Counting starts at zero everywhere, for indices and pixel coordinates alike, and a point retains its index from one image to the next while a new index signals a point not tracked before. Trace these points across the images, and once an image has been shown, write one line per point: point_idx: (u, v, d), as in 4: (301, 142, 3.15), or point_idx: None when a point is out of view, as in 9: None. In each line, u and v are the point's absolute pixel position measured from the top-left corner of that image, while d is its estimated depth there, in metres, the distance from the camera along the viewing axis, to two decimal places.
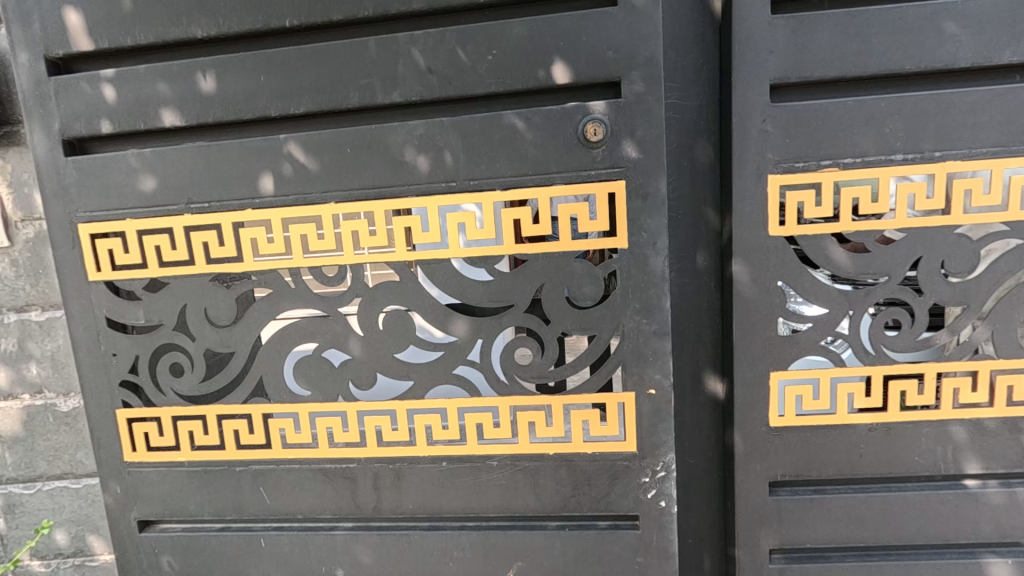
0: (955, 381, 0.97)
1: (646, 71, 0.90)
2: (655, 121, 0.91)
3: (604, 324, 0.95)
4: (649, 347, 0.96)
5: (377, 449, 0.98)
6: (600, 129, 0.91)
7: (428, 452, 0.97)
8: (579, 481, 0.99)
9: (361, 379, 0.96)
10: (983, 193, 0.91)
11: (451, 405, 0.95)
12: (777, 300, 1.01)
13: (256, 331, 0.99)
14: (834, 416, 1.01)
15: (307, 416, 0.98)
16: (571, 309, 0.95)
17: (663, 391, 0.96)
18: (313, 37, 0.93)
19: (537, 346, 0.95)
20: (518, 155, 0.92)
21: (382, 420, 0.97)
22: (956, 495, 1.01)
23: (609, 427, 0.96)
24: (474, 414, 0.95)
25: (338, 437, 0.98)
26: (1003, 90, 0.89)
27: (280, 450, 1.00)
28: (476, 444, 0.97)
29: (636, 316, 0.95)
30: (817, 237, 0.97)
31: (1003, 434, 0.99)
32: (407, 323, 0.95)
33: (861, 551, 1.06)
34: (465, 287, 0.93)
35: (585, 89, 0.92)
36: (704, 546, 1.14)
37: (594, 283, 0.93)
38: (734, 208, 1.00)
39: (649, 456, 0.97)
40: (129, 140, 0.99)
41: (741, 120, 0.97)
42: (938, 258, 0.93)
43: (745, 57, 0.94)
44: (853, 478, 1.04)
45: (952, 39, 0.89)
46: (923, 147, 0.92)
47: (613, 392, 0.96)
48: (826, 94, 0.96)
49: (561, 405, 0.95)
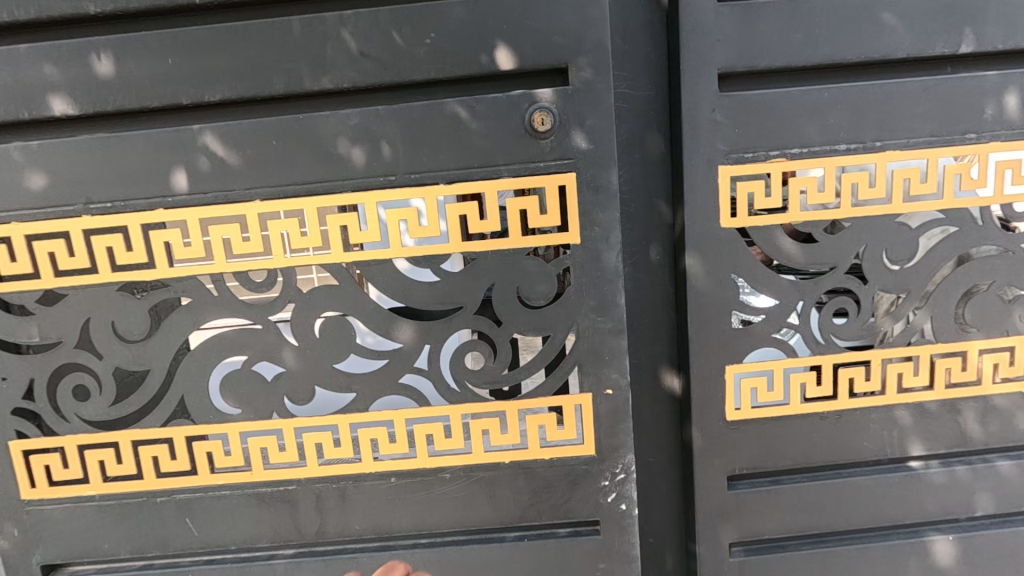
0: (898, 366, 1.04)
1: (595, 56, 0.84)
2: (606, 109, 0.85)
3: (558, 324, 0.91)
4: (603, 348, 0.92)
5: (315, 468, 0.95)
6: (548, 118, 0.85)
7: (374, 468, 0.95)
8: (537, 489, 0.96)
9: (297, 393, 0.92)
10: (920, 182, 0.97)
11: (398, 416, 0.93)
12: (730, 294, 1.00)
13: (175, 347, 0.93)
14: (788, 406, 1.04)
15: (237, 437, 0.93)
16: (523, 309, 0.90)
17: (620, 391, 0.93)
18: (229, 15, 0.84)
19: (489, 350, 0.92)
20: (461, 144, 0.86)
21: (322, 438, 0.94)
22: (901, 477, 1.08)
23: (566, 432, 0.94)
24: (423, 425, 0.93)
25: (273, 458, 0.94)
26: (933, 82, 0.96)
27: (208, 476, 0.95)
28: (426, 456, 0.94)
29: (592, 314, 0.92)
30: (768, 229, 0.99)
31: (943, 415, 1.07)
32: (347, 331, 0.90)
33: (816, 538, 1.11)
34: (409, 288, 0.89)
35: (531, 75, 0.86)
36: (666, 545, 1.14)
37: (547, 282, 0.89)
38: (687, 201, 0.98)
39: (608, 459, 0.94)
40: (11, 131, 0.88)
41: (691, 110, 0.95)
42: (881, 247, 0.99)
43: (694, 45, 0.93)
44: (808, 467, 1.08)
45: (890, 30, 0.93)
46: (865, 138, 0.97)
47: (570, 395, 0.93)
48: (768, 85, 0.97)
49: (515, 410, 0.92)
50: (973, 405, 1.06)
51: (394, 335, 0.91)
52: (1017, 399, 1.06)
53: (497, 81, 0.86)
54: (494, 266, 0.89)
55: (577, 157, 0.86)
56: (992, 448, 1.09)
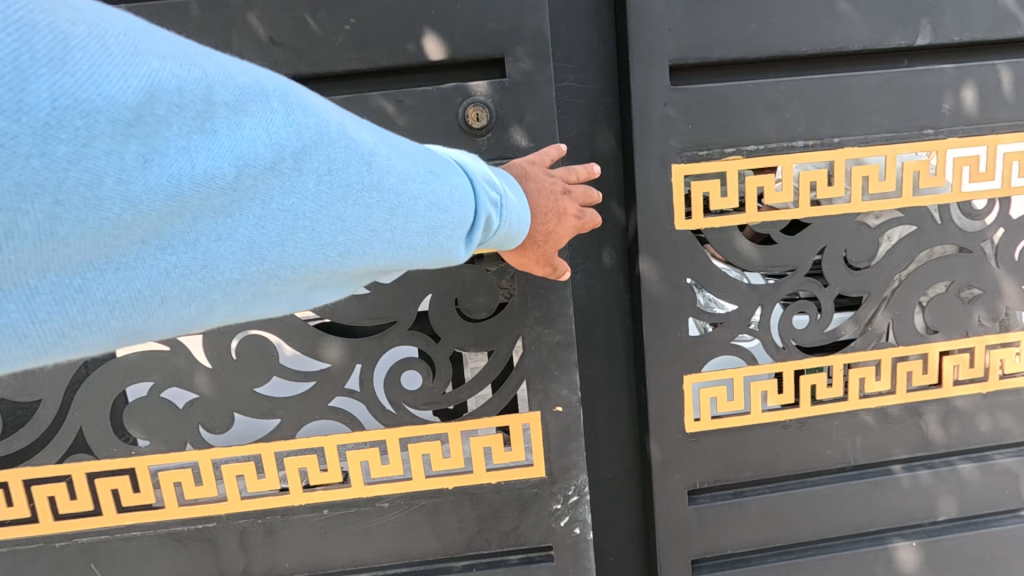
0: (860, 371, 1.00)
1: (533, 45, 0.77)
2: (547, 103, 0.78)
3: (502, 337, 0.84)
4: (551, 363, 0.86)
5: (238, 503, 0.86)
6: (484, 113, 0.77)
7: (304, 500, 0.87)
8: (484, 515, 0.89)
9: (214, 422, 0.84)
10: (879, 180, 0.93)
11: (328, 443, 0.85)
12: (687, 300, 0.95)
13: (71, 374, 0.82)
14: (749, 416, 1.00)
15: (147, 472, 0.84)
16: (462, 322, 0.83)
17: (570, 408, 0.87)
18: None
19: (427, 368, 0.84)
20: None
21: (245, 469, 0.85)
22: (864, 484, 1.05)
23: (513, 453, 0.87)
24: (357, 451, 0.85)
25: (189, 494, 0.85)
26: (890, 75, 0.92)
27: (115, 516, 0.86)
28: (362, 485, 0.86)
29: (538, 326, 0.85)
30: (725, 230, 0.93)
31: (906, 419, 1.04)
32: (268, 351, 0.82)
33: (780, 550, 1.07)
34: (337, 303, 0.81)
35: (465, 68, 0.78)
36: (627, 563, 1.08)
37: (488, 291, 0.83)
38: (639, 201, 0.92)
39: (560, 480, 0.88)
40: None
41: (642, 105, 0.89)
42: (841, 247, 0.95)
43: (643, 35, 0.86)
44: (771, 478, 1.04)
45: (846, 21, 0.89)
46: (823, 134, 0.92)
47: (517, 413, 0.86)
48: (722, 78, 0.91)
49: (458, 432, 0.85)
50: (935, 408, 1.04)
51: (321, 354, 0.83)
52: (978, 401, 1.04)
53: (427, 73, 0.78)
54: (429, 275, 0.82)
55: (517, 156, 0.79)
56: (955, 451, 1.07)
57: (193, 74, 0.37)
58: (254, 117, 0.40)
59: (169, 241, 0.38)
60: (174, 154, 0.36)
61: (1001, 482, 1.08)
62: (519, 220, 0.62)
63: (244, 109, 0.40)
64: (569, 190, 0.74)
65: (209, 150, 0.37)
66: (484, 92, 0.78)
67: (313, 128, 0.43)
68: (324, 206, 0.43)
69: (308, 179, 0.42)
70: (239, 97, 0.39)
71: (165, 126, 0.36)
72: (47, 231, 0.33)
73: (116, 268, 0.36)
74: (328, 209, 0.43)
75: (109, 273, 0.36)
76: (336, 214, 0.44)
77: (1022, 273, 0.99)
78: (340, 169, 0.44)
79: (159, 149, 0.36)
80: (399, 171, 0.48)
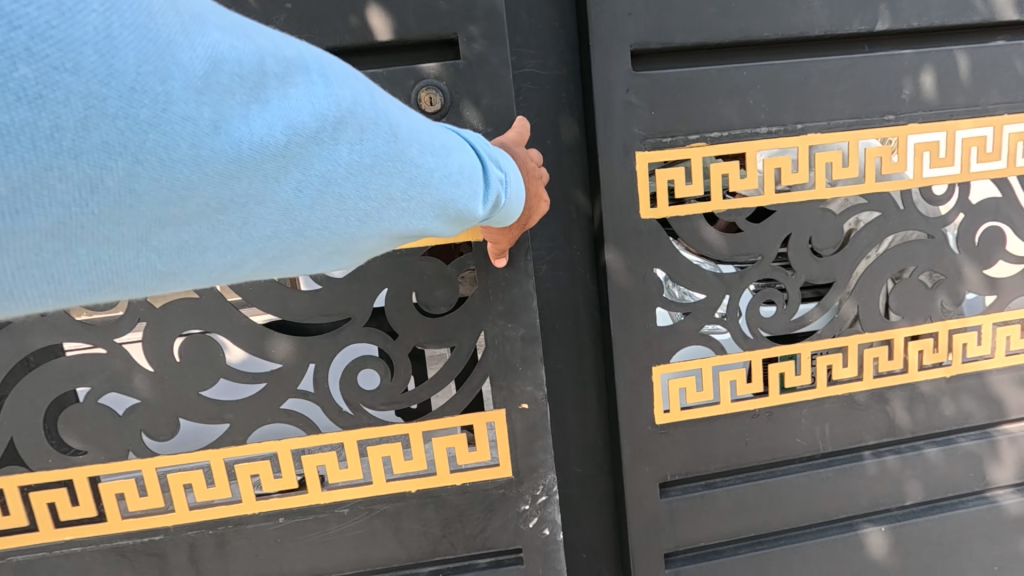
0: (827, 358, 1.00)
1: (486, 27, 0.75)
2: (502, 88, 0.77)
3: (463, 331, 0.81)
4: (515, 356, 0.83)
5: (186, 513, 0.82)
6: (437, 95, 0.75)
7: (258, 508, 0.83)
8: (449, 519, 0.86)
9: (157, 429, 0.79)
10: (841, 166, 0.93)
11: (282, 447, 0.81)
12: (654, 290, 0.93)
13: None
14: (719, 406, 0.99)
15: (87, 483, 0.79)
16: (421, 318, 0.80)
17: (536, 404, 0.85)
18: None
19: (385, 367, 0.81)
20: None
21: (192, 477, 0.81)
22: (833, 471, 1.05)
23: (479, 452, 0.84)
24: (313, 455, 0.81)
25: (132, 505, 0.81)
26: (851, 61, 0.92)
27: (52, 532, 0.80)
28: (320, 491, 0.83)
29: (501, 320, 0.82)
30: (690, 219, 0.92)
31: (872, 406, 1.04)
32: (213, 353, 0.77)
33: (752, 540, 1.06)
34: (287, 299, 0.78)
35: (417, 49, 0.76)
36: (599, 559, 1.06)
37: (448, 286, 0.79)
38: (603, 190, 0.90)
39: (529, 480, 0.86)
40: None
41: (604, 91, 0.87)
42: (806, 234, 0.94)
43: (602, 19, 0.84)
44: (741, 468, 1.03)
45: (806, 5, 0.88)
46: (786, 120, 0.92)
47: (482, 411, 0.83)
48: (685, 63, 0.89)
49: (420, 432, 0.82)
50: (901, 393, 1.04)
51: (272, 353, 0.79)
52: (941, 385, 1.05)
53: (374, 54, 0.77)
54: (384, 269, 0.79)
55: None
56: (920, 436, 1.08)
57: (249, 45, 0.37)
58: (303, 89, 0.40)
59: (220, 202, 0.38)
60: (236, 124, 0.37)
61: (965, 465, 1.09)
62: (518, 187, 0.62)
63: (292, 80, 0.39)
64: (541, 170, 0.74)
65: (264, 119, 0.38)
66: (439, 73, 0.76)
67: (352, 98, 0.42)
68: (358, 177, 0.43)
69: (345, 149, 0.42)
70: (287, 67, 0.39)
71: (223, 96, 0.36)
72: (116, 186, 0.34)
73: (167, 224, 0.37)
74: (362, 178, 0.43)
75: (160, 230, 0.37)
76: (367, 186, 0.44)
77: (982, 258, 1.00)
78: (379, 143, 0.44)
79: (212, 120, 0.36)
80: (425, 143, 0.48)
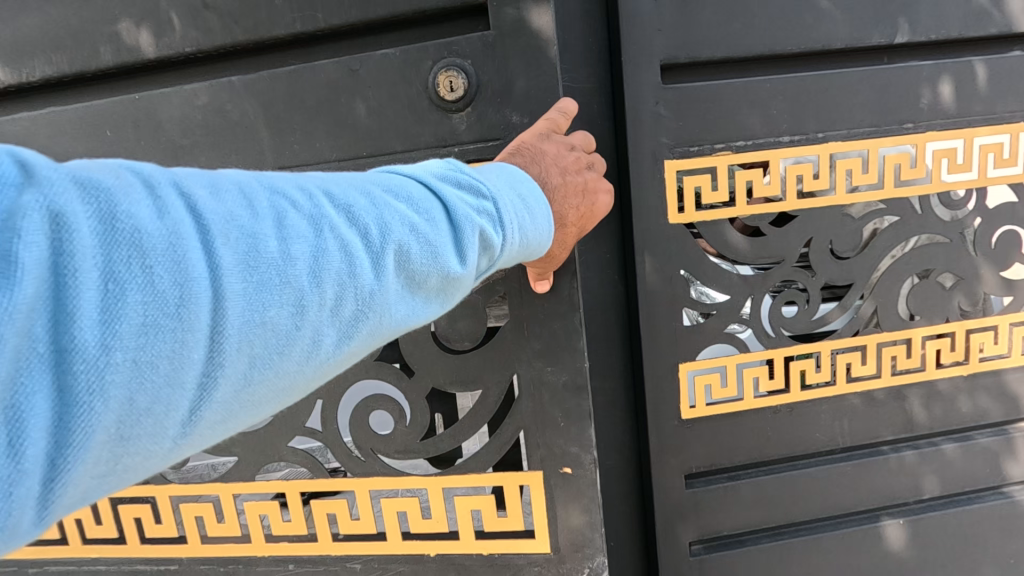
0: (847, 356, 1.04)
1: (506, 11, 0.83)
2: (531, 68, 0.84)
3: (484, 368, 0.89)
4: (556, 412, 0.89)
5: (198, 545, 0.97)
6: (455, 78, 0.84)
7: (269, 549, 0.97)
8: None
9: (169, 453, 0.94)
10: (861, 173, 0.97)
11: (292, 493, 0.94)
12: (680, 290, 0.98)
13: None
14: (742, 402, 1.03)
15: (108, 505, 0.97)
16: (445, 353, 0.89)
17: (580, 469, 0.90)
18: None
19: (401, 414, 0.91)
20: (357, 116, 0.88)
21: (205, 513, 0.96)
22: (852, 465, 1.09)
23: (509, 519, 0.92)
24: (325, 504, 0.94)
25: (150, 530, 0.98)
26: (870, 72, 0.96)
27: (80, 547, 0.99)
28: (331, 541, 0.95)
29: (537, 360, 0.88)
30: (715, 223, 0.97)
31: (890, 402, 1.08)
32: None
33: (772, 531, 1.11)
34: None
35: (447, 27, 0.87)
36: (626, 548, 1.12)
37: (469, 318, 0.88)
38: (633, 196, 0.95)
39: (573, 560, 0.92)
40: None
41: (634, 103, 0.92)
42: (826, 238, 0.99)
43: (633, 35, 0.90)
44: (762, 461, 1.08)
45: (828, 19, 0.93)
46: (808, 129, 0.96)
47: (518, 475, 0.90)
48: (711, 76, 0.95)
49: (438, 490, 0.92)
50: (918, 390, 1.08)
51: None
52: (959, 382, 1.09)
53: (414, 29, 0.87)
54: None
55: (502, 127, 0.85)
56: (938, 432, 1.12)
57: None
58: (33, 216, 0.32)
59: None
60: None
61: (981, 461, 1.13)
62: (525, 222, 0.56)
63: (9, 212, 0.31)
64: (590, 168, 0.74)
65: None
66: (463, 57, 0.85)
67: (112, 205, 0.35)
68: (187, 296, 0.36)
69: (135, 270, 0.34)
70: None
71: None
72: None
73: None
74: (193, 296, 0.36)
75: None
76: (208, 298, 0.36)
77: (998, 260, 1.04)
78: (187, 240, 0.36)
79: None
80: (270, 219, 0.41)
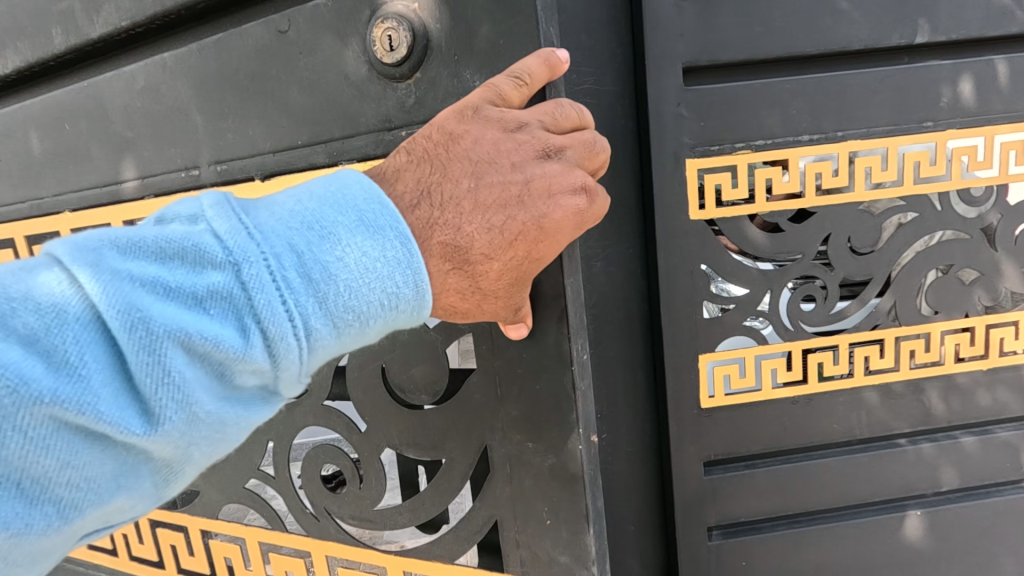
0: (865, 349, 1.07)
1: None
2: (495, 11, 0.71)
3: (449, 428, 0.85)
4: (543, 508, 0.82)
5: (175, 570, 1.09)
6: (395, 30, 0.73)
7: None
8: None
9: None
10: (880, 170, 1.00)
11: (251, 540, 1.00)
12: (700, 284, 1.02)
13: None
14: (760, 393, 1.07)
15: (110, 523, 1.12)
16: (401, 405, 0.87)
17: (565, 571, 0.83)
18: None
19: (353, 476, 0.91)
20: (317, 84, 0.80)
21: (180, 542, 1.08)
22: (869, 456, 1.12)
23: None
24: (279, 560, 0.98)
25: (136, 548, 1.12)
26: (890, 72, 0.98)
27: (85, 553, 1.18)
28: None
29: (515, 436, 0.83)
30: (735, 219, 1.01)
31: (908, 395, 1.10)
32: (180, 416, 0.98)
33: (790, 519, 1.14)
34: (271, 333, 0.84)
35: None
36: (646, 533, 1.16)
37: (423, 366, 0.85)
38: (656, 194, 0.99)
39: None
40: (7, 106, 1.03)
41: (656, 105, 0.96)
42: (845, 234, 1.01)
43: (656, 40, 0.94)
44: (780, 451, 1.11)
45: (847, 21, 0.96)
46: (827, 128, 0.99)
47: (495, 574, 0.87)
48: (733, 77, 0.98)
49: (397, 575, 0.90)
50: (936, 383, 1.10)
51: None
52: (978, 377, 1.10)
53: None
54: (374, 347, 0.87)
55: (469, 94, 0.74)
56: (956, 425, 1.13)
57: None
58: None
59: None
60: None
61: (1000, 454, 1.14)
62: (356, 277, 0.50)
63: None
64: (558, 160, 0.61)
65: None
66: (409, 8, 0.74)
67: None
68: None
69: None
70: None
71: None
72: None
73: None
74: None
75: None
76: None
77: (1018, 256, 1.05)
78: None
79: None
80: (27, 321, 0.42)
